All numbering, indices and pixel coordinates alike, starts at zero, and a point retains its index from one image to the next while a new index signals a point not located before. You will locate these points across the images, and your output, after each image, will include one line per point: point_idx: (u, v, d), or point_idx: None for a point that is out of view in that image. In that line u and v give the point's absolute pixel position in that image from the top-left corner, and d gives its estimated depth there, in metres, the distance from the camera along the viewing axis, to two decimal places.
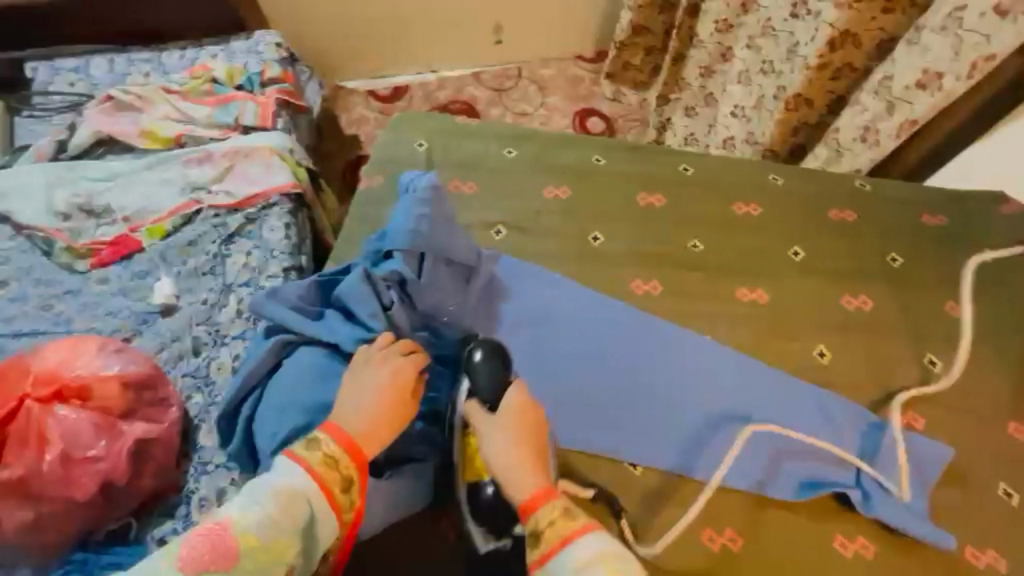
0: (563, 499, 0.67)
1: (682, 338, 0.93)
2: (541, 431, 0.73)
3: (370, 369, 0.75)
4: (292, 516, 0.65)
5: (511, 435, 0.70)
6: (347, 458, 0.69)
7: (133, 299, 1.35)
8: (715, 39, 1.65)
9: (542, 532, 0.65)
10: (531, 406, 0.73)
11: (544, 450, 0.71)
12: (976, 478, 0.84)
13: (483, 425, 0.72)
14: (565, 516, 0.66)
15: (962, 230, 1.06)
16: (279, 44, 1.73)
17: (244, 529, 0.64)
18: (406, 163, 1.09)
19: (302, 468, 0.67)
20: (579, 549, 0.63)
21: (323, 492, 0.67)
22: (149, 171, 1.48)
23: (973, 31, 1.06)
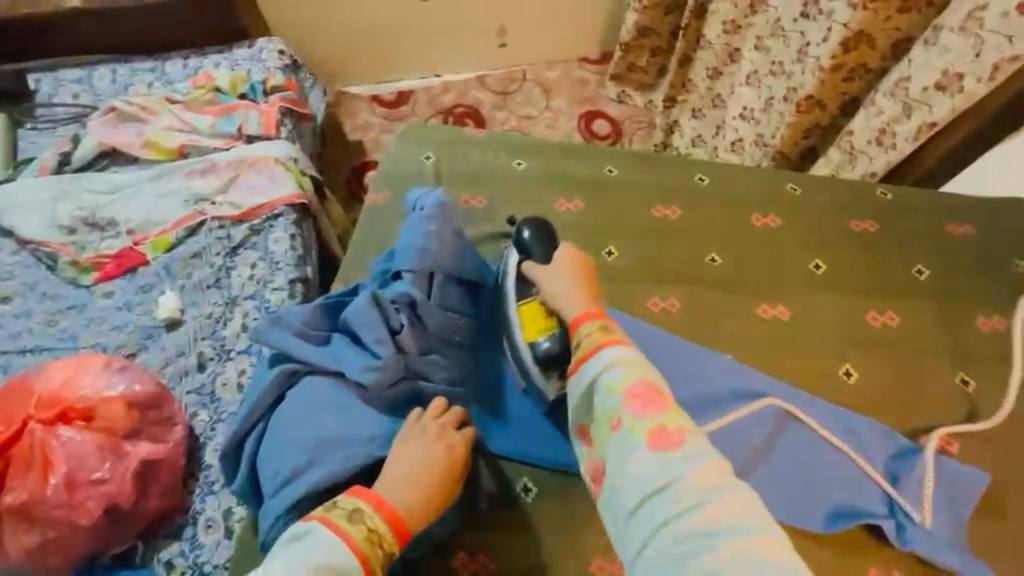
0: (606, 319, 0.75)
1: (694, 353, 0.88)
2: (590, 272, 0.84)
3: (414, 436, 0.75)
4: None
5: (565, 276, 0.83)
6: (389, 530, 0.65)
7: (138, 313, 1.33)
8: (724, 40, 1.61)
9: (582, 339, 0.73)
10: (582, 260, 0.85)
11: (595, 286, 0.82)
12: (1010, 502, 0.81)
13: (541, 275, 0.84)
14: (604, 331, 0.73)
15: (988, 240, 1.02)
16: (282, 51, 1.71)
17: None
18: (413, 178, 1.06)
19: (345, 537, 0.63)
20: (611, 353, 0.70)
21: (364, 567, 0.62)
22: (151, 183, 1.46)
23: (995, 32, 1.02)
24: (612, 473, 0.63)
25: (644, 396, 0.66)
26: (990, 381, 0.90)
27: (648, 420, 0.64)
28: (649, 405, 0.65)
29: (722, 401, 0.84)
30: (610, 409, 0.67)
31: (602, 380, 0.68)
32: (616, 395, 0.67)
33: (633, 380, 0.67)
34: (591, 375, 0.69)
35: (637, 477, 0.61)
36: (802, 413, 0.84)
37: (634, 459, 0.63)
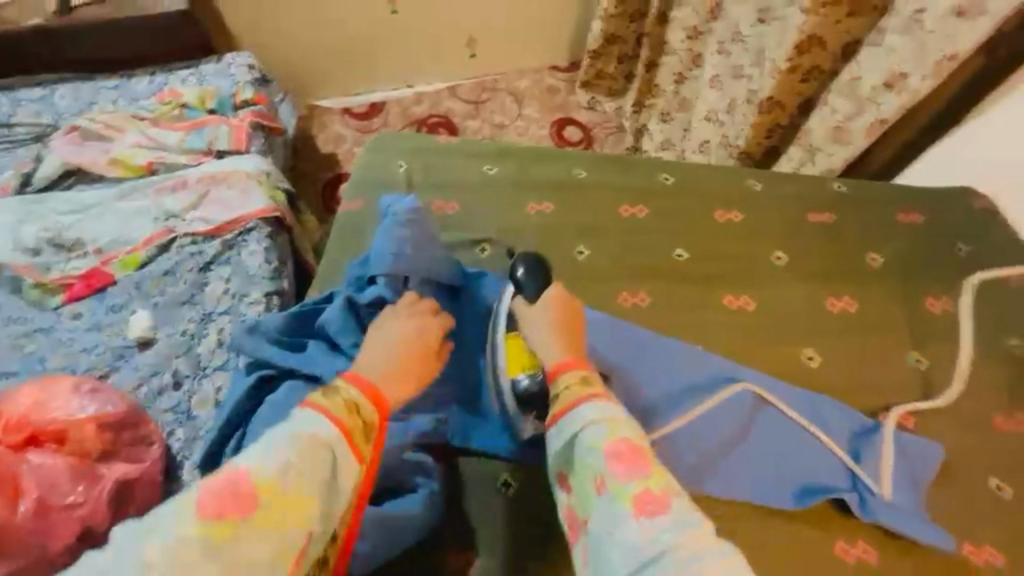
0: (586, 368, 0.71)
1: (659, 340, 0.92)
2: (576, 317, 0.79)
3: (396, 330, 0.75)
4: (314, 465, 0.55)
5: (548, 316, 0.78)
6: (370, 405, 0.62)
7: (109, 333, 1.30)
8: (687, 45, 1.67)
9: (560, 393, 0.70)
10: (569, 303, 0.80)
11: (578, 331, 0.77)
12: (967, 473, 0.85)
13: (526, 317, 0.80)
14: (583, 382, 0.70)
15: (936, 227, 1.08)
16: (251, 66, 1.71)
17: (262, 477, 0.53)
18: (386, 186, 1.07)
19: (325, 414, 0.59)
20: (590, 408, 0.66)
21: (347, 438, 0.59)
22: (120, 201, 1.44)
23: (935, 32, 1.08)
24: (597, 542, 0.59)
25: (627, 455, 0.62)
26: (943, 359, 0.94)
27: (634, 483, 0.60)
28: (633, 465, 0.61)
29: (693, 391, 0.88)
30: (592, 470, 0.63)
31: (583, 438, 0.65)
32: (598, 454, 0.63)
33: (616, 437, 0.64)
34: (571, 432, 0.66)
35: (628, 549, 0.56)
36: (769, 397, 0.88)
37: (620, 528, 0.58)
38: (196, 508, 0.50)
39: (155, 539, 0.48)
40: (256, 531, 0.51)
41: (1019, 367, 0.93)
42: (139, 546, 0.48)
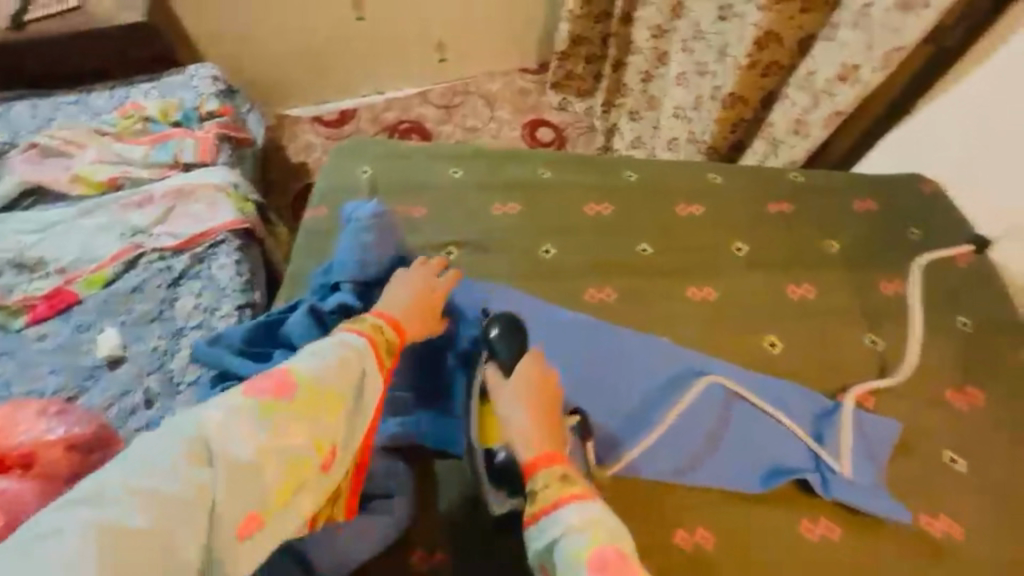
0: (563, 466, 0.66)
1: (636, 345, 0.93)
2: (552, 399, 0.75)
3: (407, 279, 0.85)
4: (348, 368, 0.64)
5: (526, 398, 0.74)
6: (389, 328, 0.72)
7: (74, 354, 1.27)
8: (651, 44, 1.70)
9: (537, 492, 0.65)
10: (547, 381, 0.77)
11: (557, 416, 0.74)
12: (924, 448, 0.88)
13: (502, 397, 0.76)
14: (563, 482, 0.65)
15: (890, 213, 1.12)
16: (215, 77, 1.70)
17: (303, 375, 0.61)
18: (351, 192, 1.08)
19: (352, 331, 0.69)
20: (570, 514, 0.61)
21: (373, 350, 0.68)
22: (84, 219, 1.41)
23: (882, 26, 1.11)
24: None
25: (612, 567, 0.55)
26: (898, 340, 0.98)
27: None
28: None
29: (666, 391, 0.90)
30: None
31: (566, 545, 0.58)
32: (581, 565, 0.56)
33: (601, 544, 0.57)
34: (553, 537, 0.60)
35: None
36: (733, 385, 0.90)
37: None
38: (246, 390, 0.58)
39: (210, 412, 0.55)
40: (295, 414, 0.58)
41: (969, 344, 0.98)
42: (194, 419, 0.54)
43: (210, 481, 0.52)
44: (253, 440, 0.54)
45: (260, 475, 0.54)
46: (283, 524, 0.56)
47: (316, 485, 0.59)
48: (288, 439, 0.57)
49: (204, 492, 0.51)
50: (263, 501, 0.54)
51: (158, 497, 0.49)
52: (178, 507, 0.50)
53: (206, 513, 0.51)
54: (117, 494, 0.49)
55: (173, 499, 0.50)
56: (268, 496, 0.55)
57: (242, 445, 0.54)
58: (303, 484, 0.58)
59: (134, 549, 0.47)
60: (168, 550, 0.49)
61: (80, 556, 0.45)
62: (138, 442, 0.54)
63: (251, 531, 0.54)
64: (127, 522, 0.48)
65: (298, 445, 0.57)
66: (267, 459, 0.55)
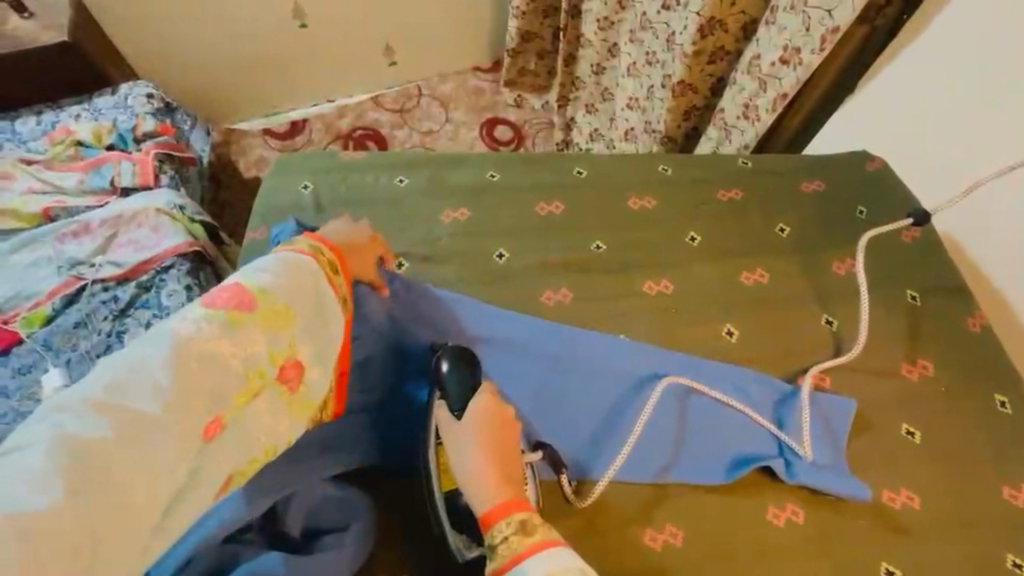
0: (523, 513, 0.65)
1: (600, 351, 0.91)
2: (505, 436, 0.72)
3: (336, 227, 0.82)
4: (300, 280, 0.67)
5: (477, 445, 0.70)
6: (327, 247, 0.73)
7: (18, 399, 1.19)
8: (601, 36, 1.68)
9: (497, 546, 0.63)
10: (496, 410, 0.74)
11: (511, 458, 0.71)
12: (883, 423, 0.90)
13: (453, 440, 0.72)
14: (522, 531, 0.64)
15: (837, 192, 1.14)
16: (151, 95, 1.61)
17: (259, 286, 0.63)
18: (293, 211, 1.04)
19: (291, 249, 0.70)
20: (536, 567, 0.60)
21: (321, 270, 0.70)
22: (17, 254, 1.32)
23: (818, 7, 1.11)
24: None
25: None
26: (851, 317, 1.00)
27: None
28: None
29: (631, 397, 0.88)
30: None
31: None
32: None
33: None
34: None
35: None
36: (692, 378, 0.90)
37: None
38: (205, 304, 0.60)
39: (171, 326, 0.57)
40: (259, 321, 0.61)
41: (918, 316, 1.00)
42: (158, 333, 0.57)
43: (174, 387, 0.54)
44: (218, 348, 0.58)
45: (223, 381, 0.57)
46: (249, 428, 0.59)
47: (275, 393, 0.62)
48: (250, 348, 0.60)
49: (168, 399, 0.53)
50: (226, 406, 0.57)
51: (123, 409, 0.51)
52: (144, 416, 0.52)
53: (174, 415, 0.53)
54: (81, 408, 0.50)
55: (135, 408, 0.52)
56: (229, 399, 0.58)
57: (207, 353, 0.57)
58: (260, 391, 0.61)
59: (110, 460, 0.49)
60: (142, 456, 0.50)
61: (51, 467, 0.46)
62: (102, 365, 0.56)
63: (216, 434, 0.57)
64: (94, 431, 0.49)
65: (255, 353, 0.60)
66: (225, 365, 0.58)
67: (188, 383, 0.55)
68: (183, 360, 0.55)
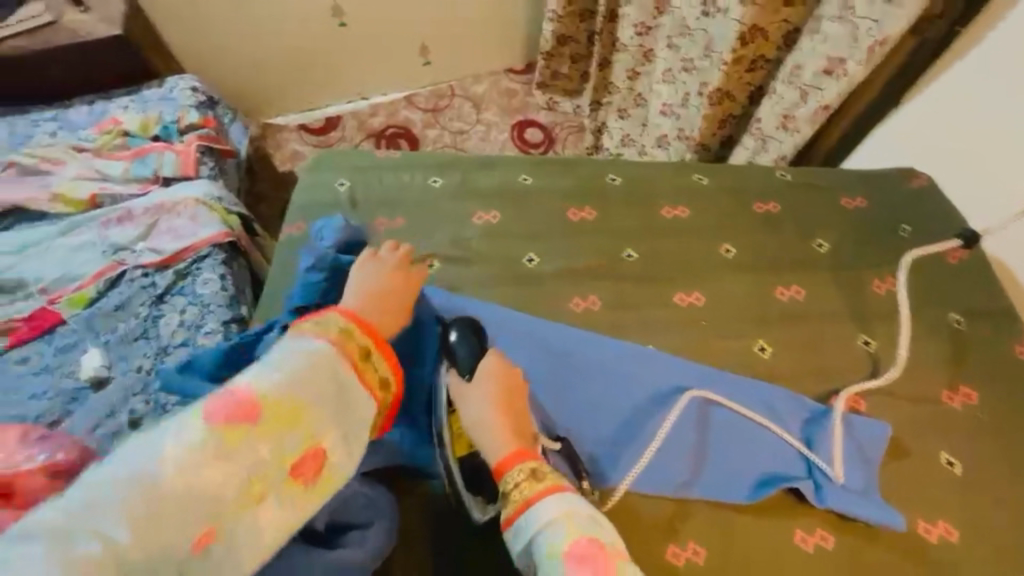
0: (534, 460, 0.66)
1: (621, 357, 0.90)
2: (514, 395, 0.73)
3: (364, 272, 0.79)
4: (319, 377, 0.61)
5: (489, 401, 0.71)
6: (360, 331, 0.67)
7: (58, 377, 1.23)
8: (637, 42, 1.67)
9: (509, 492, 0.64)
10: (508, 372, 0.75)
11: (523, 416, 0.72)
12: (921, 451, 0.87)
13: (464, 399, 0.73)
14: (534, 477, 0.64)
15: (879, 209, 1.11)
16: (195, 88, 1.66)
17: (266, 390, 0.58)
18: (329, 207, 1.05)
19: (312, 336, 0.64)
20: (545, 509, 0.61)
21: (346, 358, 0.64)
22: (66, 237, 1.38)
23: (865, 17, 1.09)
24: None
25: (591, 559, 0.56)
26: (891, 338, 0.97)
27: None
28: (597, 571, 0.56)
29: (655, 404, 0.87)
30: None
31: (543, 542, 0.59)
32: (558, 563, 0.57)
33: (576, 538, 0.58)
34: (531, 536, 0.61)
35: None
36: (718, 389, 0.89)
37: None
38: (201, 418, 0.54)
39: (159, 440, 0.52)
40: (262, 430, 0.56)
41: (962, 341, 0.96)
42: (143, 447, 0.51)
43: (154, 508, 0.48)
44: (210, 466, 0.52)
45: (217, 497, 0.52)
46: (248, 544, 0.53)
47: (285, 497, 0.57)
48: (253, 459, 0.54)
49: (144, 524, 0.48)
50: (220, 524, 0.52)
51: (89, 541, 0.45)
52: (113, 546, 0.46)
53: (152, 540, 0.48)
54: (41, 539, 0.44)
55: (104, 537, 0.46)
56: (226, 517, 0.52)
57: (195, 472, 0.51)
58: (265, 500, 0.55)
59: None
60: None
61: None
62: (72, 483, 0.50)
63: (208, 556, 0.51)
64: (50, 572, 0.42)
65: (260, 462, 0.55)
66: (220, 482, 0.52)
67: (172, 505, 0.49)
68: (171, 479, 0.50)
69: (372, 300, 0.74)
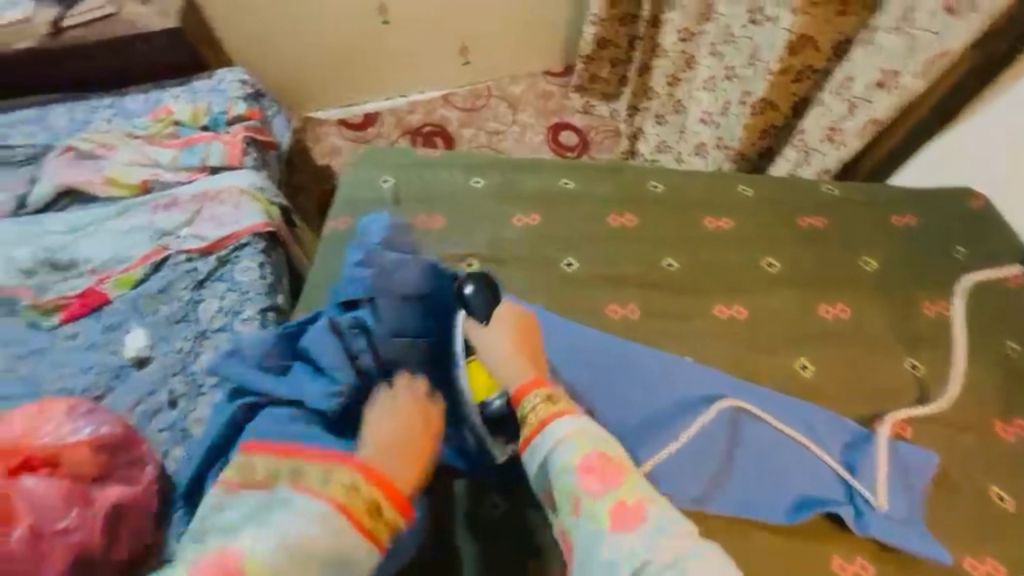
0: (549, 386, 0.70)
1: (641, 360, 0.89)
2: (529, 333, 0.80)
3: (385, 411, 0.69)
4: (310, 546, 0.54)
5: (505, 338, 0.78)
6: (372, 484, 0.59)
7: (104, 353, 1.28)
8: (679, 48, 1.64)
9: (527, 415, 0.68)
10: (519, 315, 0.82)
11: (537, 352, 0.78)
12: (969, 483, 0.83)
13: (482, 339, 0.80)
14: (548, 401, 0.68)
15: (932, 229, 1.07)
16: (243, 81, 1.71)
17: (252, 557, 0.53)
18: (372, 203, 1.07)
19: (318, 494, 0.58)
20: (558, 428, 0.65)
21: (346, 518, 0.57)
22: (117, 219, 1.44)
23: (924, 29, 1.05)
24: (585, 561, 0.58)
25: (601, 467, 0.61)
26: (941, 364, 0.93)
27: (607, 496, 0.60)
28: (606, 477, 0.61)
29: (684, 407, 0.85)
30: (569, 490, 0.62)
31: (556, 457, 0.63)
32: (571, 473, 0.62)
33: (586, 450, 0.63)
34: (544, 453, 0.65)
35: (613, 565, 0.56)
36: (755, 401, 0.86)
37: (605, 543, 0.58)
38: None
39: None
40: None
41: (1017, 371, 0.92)
42: None
43: None
44: None
45: None
46: None
47: None
48: None
49: None
50: None
51: None
52: None
53: None
54: None
55: None
56: None
57: None
58: None
59: None
60: None
61: None
62: None
63: None
64: None
65: None
66: None
67: None
68: None
69: (397, 445, 0.64)
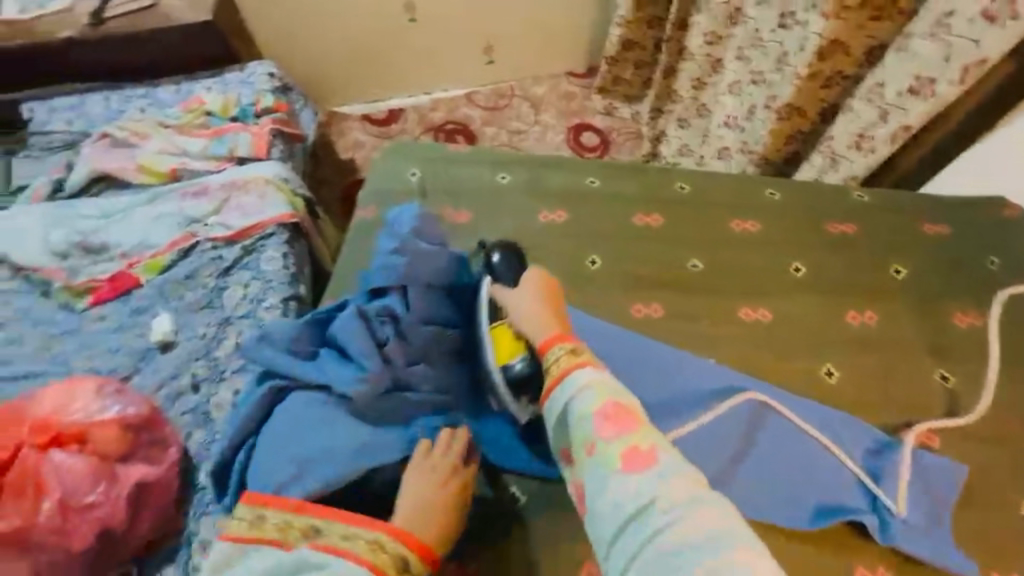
0: (574, 341, 0.75)
1: (656, 353, 0.89)
2: (557, 299, 0.85)
3: (417, 472, 0.74)
4: None
5: (534, 299, 0.83)
6: (403, 547, 0.67)
7: (132, 335, 1.32)
8: (705, 50, 1.62)
9: (551, 365, 0.73)
10: (548, 281, 0.87)
11: (563, 315, 0.83)
12: (997, 499, 0.82)
13: (512, 300, 0.85)
14: (573, 353, 0.73)
15: (966, 239, 1.05)
16: (271, 74, 1.74)
17: None
18: (399, 195, 1.09)
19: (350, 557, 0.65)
20: (579, 377, 0.69)
21: None
22: (148, 205, 1.47)
23: (962, 36, 1.02)
24: (593, 503, 0.60)
25: (615, 416, 0.64)
26: (972, 376, 0.91)
27: (618, 441, 0.62)
28: (620, 425, 0.63)
29: (698, 401, 0.85)
30: (584, 436, 0.64)
31: (575, 405, 0.67)
32: (587, 420, 0.65)
33: (603, 400, 0.66)
34: (564, 402, 0.68)
35: (619, 505, 0.58)
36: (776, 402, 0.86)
37: (614, 485, 0.60)
38: None
39: None
40: None
41: None
42: None
43: None
44: None
45: None
46: None
47: None
48: None
49: None
50: None
51: None
52: None
53: None
54: None
55: None
56: None
57: None
58: None
59: None
60: None
61: None
62: None
63: None
64: None
65: None
66: None
67: None
68: None
69: (424, 510, 0.70)
